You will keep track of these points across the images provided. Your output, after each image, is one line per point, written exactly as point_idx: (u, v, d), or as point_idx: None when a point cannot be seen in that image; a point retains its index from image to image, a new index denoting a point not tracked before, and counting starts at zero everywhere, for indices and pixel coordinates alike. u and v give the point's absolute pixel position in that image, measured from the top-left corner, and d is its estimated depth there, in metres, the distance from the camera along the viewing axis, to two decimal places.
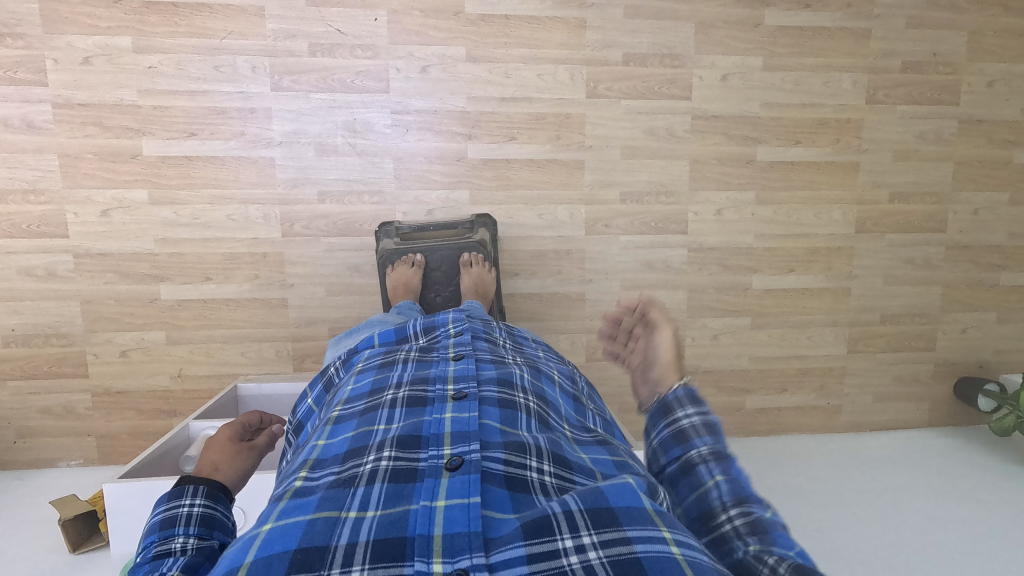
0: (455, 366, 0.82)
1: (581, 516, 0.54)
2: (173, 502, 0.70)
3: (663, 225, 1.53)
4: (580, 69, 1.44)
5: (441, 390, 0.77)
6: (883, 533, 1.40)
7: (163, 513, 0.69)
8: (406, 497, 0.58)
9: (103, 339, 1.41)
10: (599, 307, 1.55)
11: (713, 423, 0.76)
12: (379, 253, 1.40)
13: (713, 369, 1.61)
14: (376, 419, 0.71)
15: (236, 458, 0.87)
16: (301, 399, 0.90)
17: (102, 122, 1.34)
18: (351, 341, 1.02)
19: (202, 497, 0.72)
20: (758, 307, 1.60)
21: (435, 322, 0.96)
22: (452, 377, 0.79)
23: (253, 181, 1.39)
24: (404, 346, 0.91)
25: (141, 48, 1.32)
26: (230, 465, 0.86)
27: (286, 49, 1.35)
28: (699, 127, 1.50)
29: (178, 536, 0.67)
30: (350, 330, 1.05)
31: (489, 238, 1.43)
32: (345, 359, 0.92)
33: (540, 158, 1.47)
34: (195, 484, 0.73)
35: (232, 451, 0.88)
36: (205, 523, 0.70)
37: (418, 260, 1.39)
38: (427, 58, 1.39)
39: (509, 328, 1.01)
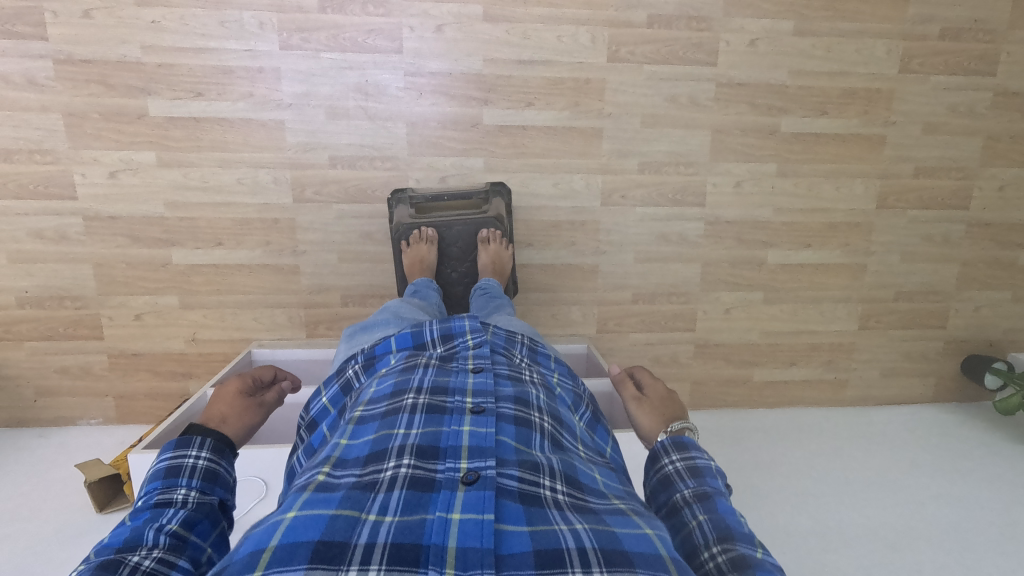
0: (474, 379, 0.82)
1: (594, 554, 0.54)
2: (180, 453, 0.72)
3: (681, 197, 1.50)
4: (602, 31, 1.38)
5: (460, 402, 0.77)
6: (881, 507, 1.43)
7: (168, 461, 0.71)
8: (424, 506, 0.60)
9: (116, 303, 1.41)
10: (611, 279, 1.54)
11: (697, 465, 0.74)
12: (395, 224, 1.36)
13: (724, 342, 1.62)
14: (397, 423, 0.72)
15: (246, 417, 0.89)
16: (317, 396, 0.89)
17: (106, 80, 1.29)
18: (365, 337, 0.99)
19: (207, 450, 0.74)
20: (773, 281, 1.59)
21: (453, 330, 0.94)
22: (471, 391, 0.79)
23: (263, 145, 1.36)
24: (422, 351, 0.90)
25: (143, 1, 1.26)
26: (239, 421, 0.88)
27: (295, 5, 1.29)
28: (724, 96, 1.45)
29: (180, 488, 0.69)
30: (367, 325, 1.02)
31: (505, 212, 1.41)
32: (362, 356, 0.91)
33: (557, 125, 1.42)
34: (202, 436, 0.75)
35: (243, 406, 0.90)
36: (208, 477, 0.72)
37: (432, 234, 1.37)
38: (442, 17, 1.33)
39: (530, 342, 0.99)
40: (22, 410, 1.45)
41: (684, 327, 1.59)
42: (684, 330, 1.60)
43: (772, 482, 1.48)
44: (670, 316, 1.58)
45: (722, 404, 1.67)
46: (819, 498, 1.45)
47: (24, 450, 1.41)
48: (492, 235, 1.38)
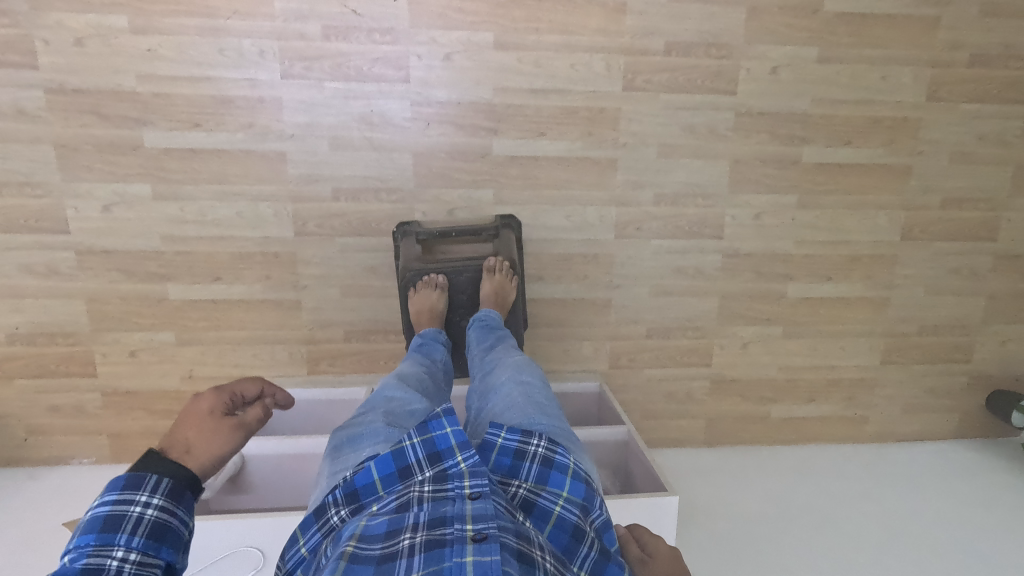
0: (474, 504, 0.69)
1: None
2: (126, 498, 0.67)
3: (698, 229, 1.44)
4: (617, 58, 1.32)
5: (460, 530, 0.66)
6: (906, 556, 1.36)
7: (111, 509, 0.66)
8: None
9: (110, 339, 1.36)
10: (625, 313, 1.48)
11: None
12: (401, 273, 1.29)
13: (741, 378, 1.56)
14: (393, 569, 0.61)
15: (216, 438, 0.78)
16: (291, 543, 0.73)
17: (100, 110, 1.24)
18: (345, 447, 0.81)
19: (160, 495, 0.69)
20: (792, 316, 1.53)
21: (441, 444, 0.76)
22: (471, 516, 0.67)
23: (264, 177, 1.30)
24: (410, 476, 0.74)
25: (138, 29, 1.21)
26: (207, 444, 0.77)
27: (297, 32, 1.24)
28: (743, 125, 1.39)
29: (117, 547, 0.63)
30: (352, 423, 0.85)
31: (514, 256, 1.33)
32: (339, 488, 0.74)
33: (570, 156, 1.36)
34: (157, 476, 0.70)
35: (213, 428, 0.79)
36: (153, 532, 0.66)
37: (441, 281, 1.30)
38: (450, 45, 1.28)
39: (547, 445, 0.80)
40: (12, 449, 1.40)
41: (699, 362, 1.53)
42: (699, 366, 1.54)
43: (790, 527, 1.42)
44: (685, 351, 1.52)
45: (739, 441, 1.61)
46: (839, 544, 1.39)
47: (13, 493, 1.36)
48: (504, 269, 1.30)
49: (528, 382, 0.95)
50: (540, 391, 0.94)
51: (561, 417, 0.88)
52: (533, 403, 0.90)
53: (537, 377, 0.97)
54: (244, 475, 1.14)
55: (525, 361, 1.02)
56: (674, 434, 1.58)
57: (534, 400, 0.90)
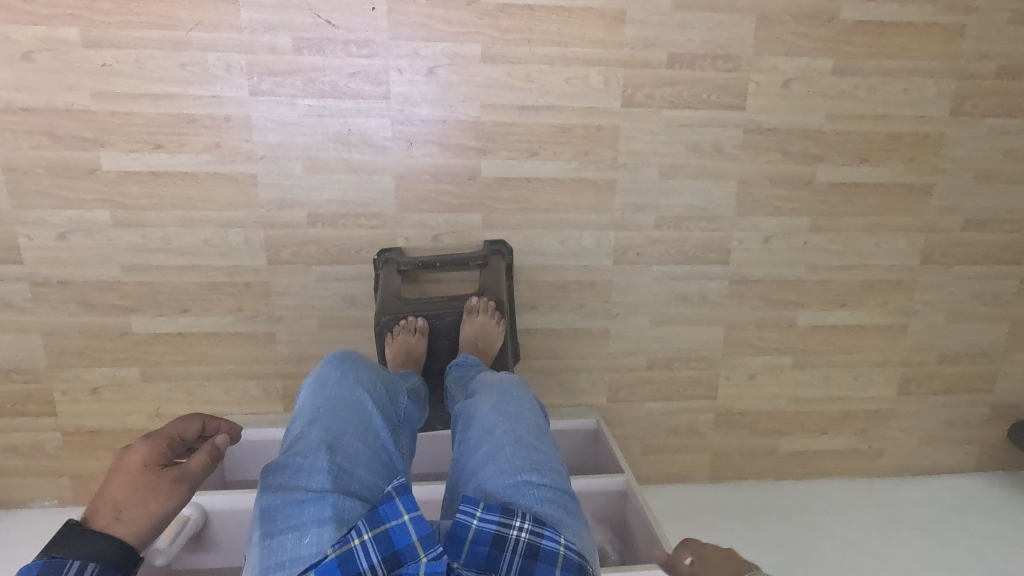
0: None
1: None
2: None
3: (702, 254, 1.34)
4: (616, 72, 1.22)
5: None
6: None
7: None
8: None
9: (71, 376, 1.26)
10: (623, 344, 1.38)
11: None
12: (378, 316, 1.17)
13: (747, 411, 1.46)
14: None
15: (151, 502, 0.68)
16: None
17: (52, 131, 1.14)
18: (282, 518, 0.68)
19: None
20: (803, 345, 1.43)
21: (398, 540, 0.68)
22: None
23: (233, 202, 1.20)
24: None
25: (92, 42, 1.10)
26: (141, 509, 0.67)
27: (266, 45, 1.13)
28: (752, 142, 1.29)
29: None
30: (290, 475, 0.71)
31: (501, 295, 1.21)
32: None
33: (564, 177, 1.26)
34: (78, 561, 0.61)
35: (148, 486, 0.69)
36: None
37: (421, 325, 1.17)
38: (434, 57, 1.17)
39: (531, 528, 0.70)
40: None
41: (704, 394, 1.44)
42: (703, 399, 1.44)
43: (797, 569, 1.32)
44: (688, 383, 1.42)
45: (745, 476, 1.51)
46: None
47: None
48: (487, 308, 1.19)
49: (515, 423, 0.83)
50: (530, 433, 0.82)
51: (555, 476, 0.78)
52: (521, 455, 0.78)
53: (527, 413, 0.85)
54: (207, 533, 1.06)
55: (513, 390, 0.90)
56: (676, 470, 1.48)
57: (524, 452, 0.79)
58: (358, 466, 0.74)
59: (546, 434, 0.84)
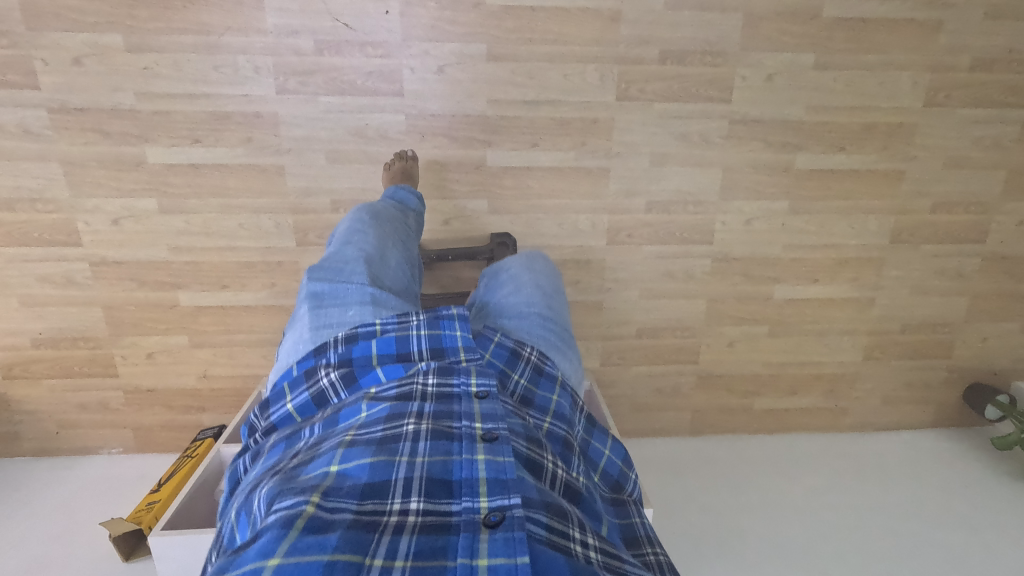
0: (482, 405, 0.77)
1: None
2: None
3: (688, 235, 1.48)
4: (611, 68, 1.32)
5: (468, 427, 0.73)
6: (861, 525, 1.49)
7: None
8: (440, 554, 0.56)
9: (128, 343, 1.44)
10: (615, 315, 1.54)
11: None
12: None
13: (726, 374, 1.63)
14: (398, 449, 0.67)
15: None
16: (282, 399, 0.83)
17: (102, 128, 1.27)
18: (336, 296, 0.92)
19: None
20: (778, 316, 1.58)
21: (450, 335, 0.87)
22: (480, 416, 0.75)
23: (263, 190, 1.34)
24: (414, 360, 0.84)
25: (134, 47, 1.22)
26: None
27: (290, 47, 1.24)
28: (737, 133, 1.40)
29: None
30: (342, 271, 0.96)
31: None
32: (337, 368, 0.81)
33: (563, 166, 1.39)
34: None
35: None
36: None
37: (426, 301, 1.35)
38: (443, 57, 1.28)
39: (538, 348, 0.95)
40: (46, 441, 1.52)
41: (687, 359, 1.60)
42: (686, 363, 1.61)
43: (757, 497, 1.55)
44: (673, 350, 1.59)
45: (723, 430, 1.70)
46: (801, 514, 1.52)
47: (49, 481, 1.48)
48: (508, 243, 1.40)
49: (531, 279, 1.15)
50: (543, 286, 1.14)
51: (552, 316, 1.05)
52: (537, 297, 1.09)
53: (543, 276, 1.18)
54: None
55: (531, 263, 1.21)
56: (661, 424, 1.67)
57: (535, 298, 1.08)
58: (384, 273, 1.00)
59: (554, 292, 1.15)
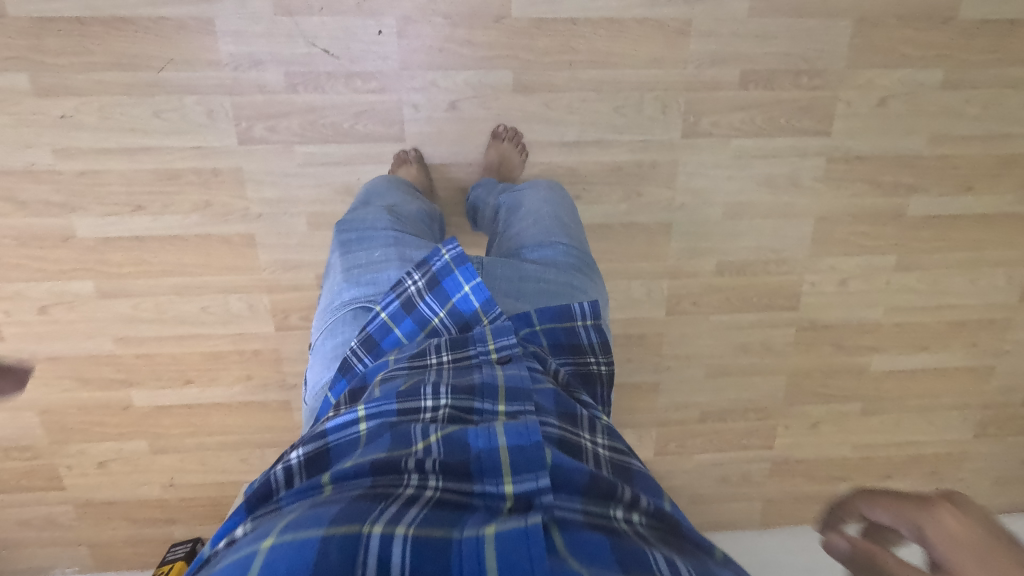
0: (507, 431, 0.45)
1: None
2: None
3: (767, 300, 1.17)
4: (677, 96, 1.00)
5: (491, 486, 0.43)
6: None
7: None
8: None
9: (74, 451, 1.16)
10: (674, 397, 1.24)
11: None
12: None
13: (806, 458, 1.34)
14: (366, 515, 0.37)
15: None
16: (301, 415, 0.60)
17: (14, 196, 0.97)
18: (364, 249, 0.74)
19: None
20: (874, 390, 1.28)
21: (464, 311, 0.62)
22: (506, 459, 0.44)
23: (230, 266, 1.05)
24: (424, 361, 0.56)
25: (46, 90, 0.92)
26: None
27: (253, 84, 0.93)
28: (836, 174, 1.08)
29: None
30: (366, 233, 0.77)
31: None
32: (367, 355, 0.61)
33: (611, 222, 1.08)
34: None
35: None
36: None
37: None
38: (455, 89, 0.97)
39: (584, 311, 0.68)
40: None
41: (760, 443, 1.31)
42: (759, 448, 1.31)
43: None
44: (743, 433, 1.29)
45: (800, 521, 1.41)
46: None
47: None
48: (513, 138, 1.00)
49: (553, 209, 0.85)
50: (566, 220, 0.83)
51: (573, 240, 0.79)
52: (555, 228, 0.80)
53: (563, 204, 0.86)
54: None
55: (553, 190, 0.89)
56: (727, 516, 1.38)
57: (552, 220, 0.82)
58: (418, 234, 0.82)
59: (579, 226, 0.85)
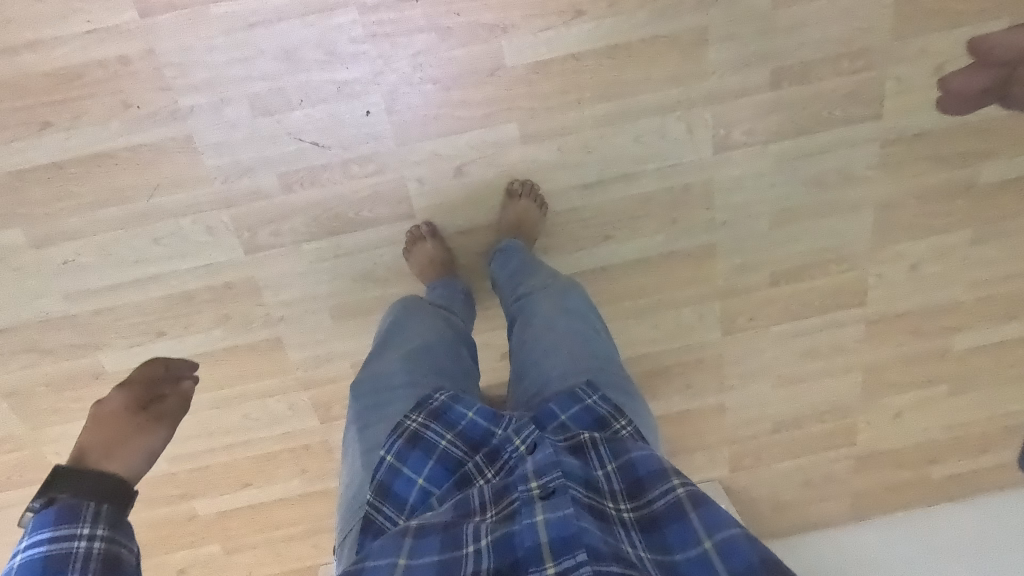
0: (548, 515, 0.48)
1: None
2: (64, 534, 0.46)
3: (832, 301, 1.07)
4: (702, 112, 0.90)
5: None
6: None
7: (47, 548, 0.46)
8: None
9: (153, 564, 1.16)
10: (743, 413, 1.17)
11: None
12: None
13: (894, 449, 1.24)
14: None
15: (136, 438, 0.64)
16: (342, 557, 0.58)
17: (38, 345, 0.94)
18: (379, 424, 0.64)
19: (105, 526, 0.49)
20: (960, 370, 1.17)
21: (475, 431, 0.62)
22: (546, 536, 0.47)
23: (263, 371, 1.00)
24: (464, 504, 0.56)
25: (40, 240, 0.88)
26: (129, 451, 0.62)
27: (248, 191, 0.87)
28: (892, 157, 0.97)
29: (78, 538, 0.47)
30: (380, 400, 0.67)
31: None
32: (388, 504, 0.59)
33: (651, 255, 0.99)
34: (92, 502, 0.50)
35: (134, 425, 0.66)
36: (110, 564, 0.46)
37: None
38: (459, 153, 0.88)
39: (610, 409, 0.63)
40: None
41: (842, 443, 1.22)
42: (841, 446, 1.23)
43: None
44: (822, 436, 1.21)
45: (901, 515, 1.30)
46: None
47: None
48: (530, 192, 0.90)
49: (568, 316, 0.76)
50: (586, 327, 0.74)
51: (603, 347, 0.73)
52: (573, 350, 0.70)
53: (580, 312, 0.76)
54: None
55: (568, 291, 0.79)
56: (818, 522, 1.29)
57: (581, 323, 0.74)
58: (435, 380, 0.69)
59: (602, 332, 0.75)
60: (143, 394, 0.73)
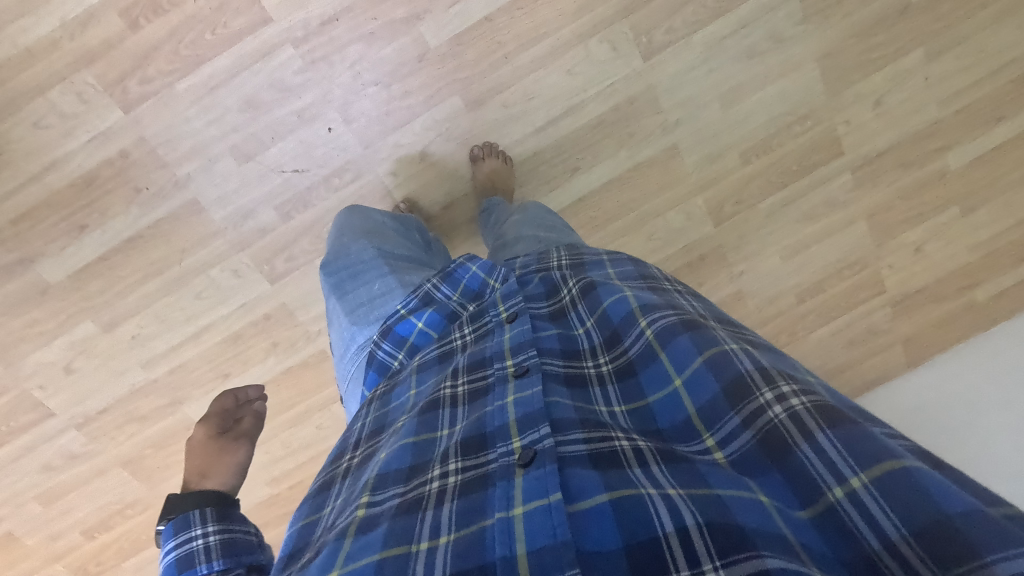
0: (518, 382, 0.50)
1: (703, 538, 0.33)
2: (183, 539, 0.49)
3: (808, 160, 1.10)
4: (619, 27, 0.96)
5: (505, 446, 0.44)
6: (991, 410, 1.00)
7: (174, 555, 0.48)
8: (480, 512, 0.39)
9: None
10: (762, 293, 1.21)
11: None
12: None
13: (927, 285, 1.23)
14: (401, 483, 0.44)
15: (227, 457, 0.67)
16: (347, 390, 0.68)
17: (135, 415, 1.10)
18: (365, 285, 0.73)
19: (217, 525, 0.51)
20: (966, 187, 1.16)
21: (474, 286, 0.67)
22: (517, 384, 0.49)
23: (319, 382, 1.12)
24: (447, 368, 0.57)
25: (110, 324, 1.03)
26: (223, 468, 0.66)
27: (256, 229, 1.00)
28: (815, 8, 1.00)
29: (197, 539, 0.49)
30: (358, 270, 0.76)
31: None
32: (386, 343, 0.65)
33: (620, 173, 1.06)
34: (198, 509, 0.52)
35: (216, 449, 0.68)
36: (229, 551, 0.49)
37: None
38: (418, 138, 0.98)
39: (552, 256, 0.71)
40: None
41: (871, 293, 1.23)
42: (871, 298, 1.23)
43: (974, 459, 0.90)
44: (849, 293, 1.23)
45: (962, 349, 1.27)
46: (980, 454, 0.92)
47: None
48: (492, 151, 0.99)
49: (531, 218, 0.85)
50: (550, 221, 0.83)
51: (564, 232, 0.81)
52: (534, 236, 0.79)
53: (536, 219, 0.84)
54: None
55: (527, 210, 0.87)
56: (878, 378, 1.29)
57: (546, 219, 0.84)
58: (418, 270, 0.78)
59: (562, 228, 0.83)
60: (221, 418, 0.74)
